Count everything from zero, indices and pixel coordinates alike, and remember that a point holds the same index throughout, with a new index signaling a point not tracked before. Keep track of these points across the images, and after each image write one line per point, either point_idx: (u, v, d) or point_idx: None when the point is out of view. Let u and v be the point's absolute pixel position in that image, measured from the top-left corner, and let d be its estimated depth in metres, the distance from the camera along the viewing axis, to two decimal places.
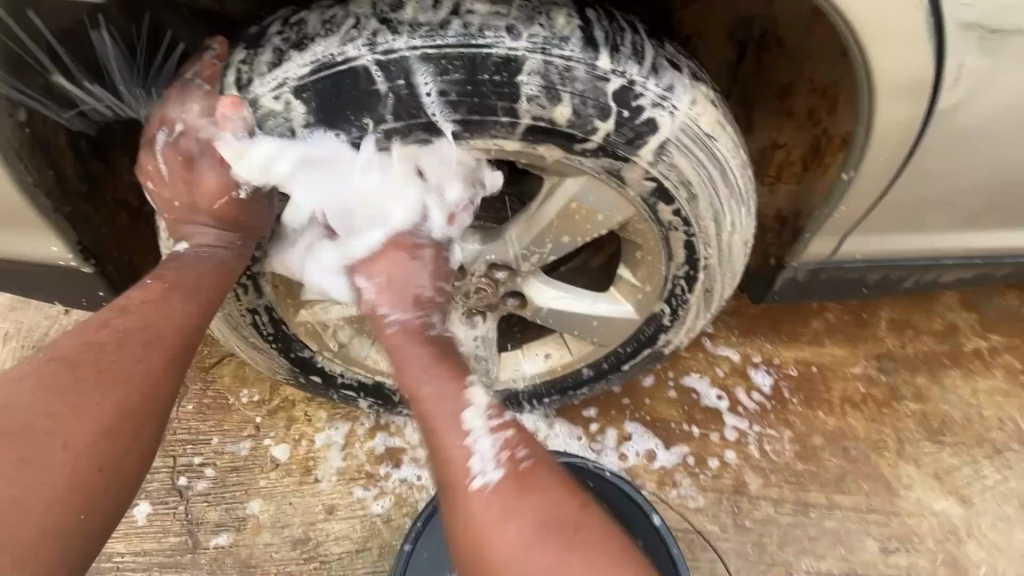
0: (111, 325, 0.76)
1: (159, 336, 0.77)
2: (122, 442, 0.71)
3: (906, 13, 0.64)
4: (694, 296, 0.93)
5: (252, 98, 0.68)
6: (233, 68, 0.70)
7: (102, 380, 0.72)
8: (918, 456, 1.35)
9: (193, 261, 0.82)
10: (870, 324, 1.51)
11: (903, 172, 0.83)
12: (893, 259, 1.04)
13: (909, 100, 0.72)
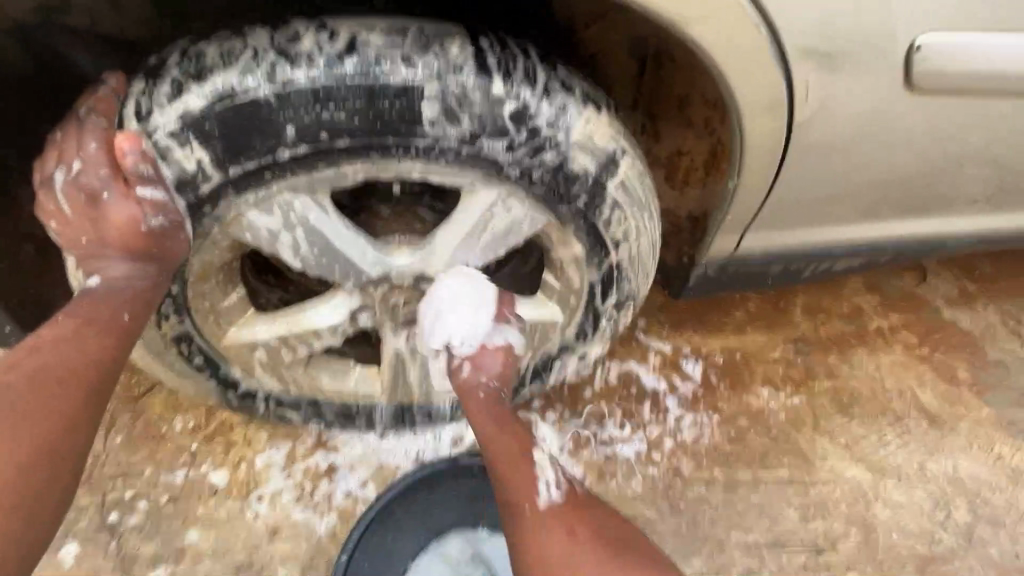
0: (15, 367, 0.72)
1: (73, 372, 0.74)
2: (30, 489, 0.67)
3: (750, 39, 0.75)
4: (613, 297, 0.99)
5: (151, 129, 0.69)
6: (132, 99, 0.70)
7: (5, 428, 0.68)
8: (831, 429, 1.48)
9: (108, 296, 0.80)
10: (786, 311, 1.64)
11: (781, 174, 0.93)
12: (791, 254, 1.14)
13: (770, 114, 0.83)
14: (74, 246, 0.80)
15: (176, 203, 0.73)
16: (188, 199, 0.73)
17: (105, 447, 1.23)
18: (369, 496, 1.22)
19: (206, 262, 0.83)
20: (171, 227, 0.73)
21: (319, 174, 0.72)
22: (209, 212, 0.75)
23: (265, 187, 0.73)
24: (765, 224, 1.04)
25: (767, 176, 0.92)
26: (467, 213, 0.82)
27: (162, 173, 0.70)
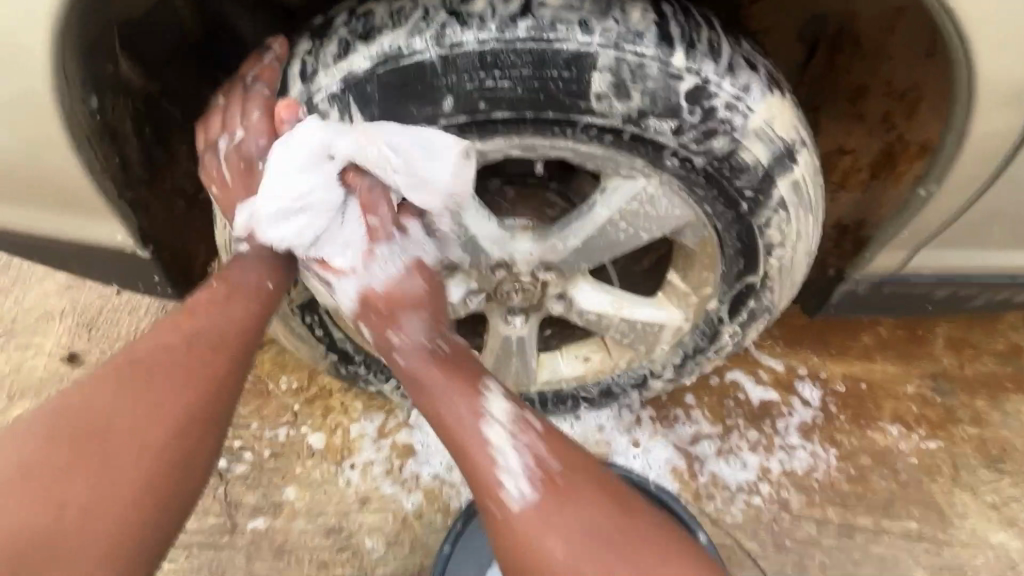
0: (176, 328, 0.78)
1: (222, 338, 0.79)
2: (182, 452, 0.72)
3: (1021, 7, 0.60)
4: (751, 307, 0.90)
5: (316, 90, 0.68)
6: (299, 59, 0.70)
7: (155, 396, 0.72)
8: (974, 484, 1.27)
9: (254, 262, 0.84)
10: (926, 342, 1.44)
11: (993, 184, 0.77)
12: (965, 276, 0.97)
13: (1009, 108, 0.68)
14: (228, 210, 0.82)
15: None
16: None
17: None
18: (456, 482, 1.21)
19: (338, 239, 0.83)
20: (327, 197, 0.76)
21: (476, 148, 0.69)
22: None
23: (412, 157, 0.71)
24: (943, 242, 0.89)
25: (975, 184, 0.77)
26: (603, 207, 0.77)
27: (314, 138, 0.71)
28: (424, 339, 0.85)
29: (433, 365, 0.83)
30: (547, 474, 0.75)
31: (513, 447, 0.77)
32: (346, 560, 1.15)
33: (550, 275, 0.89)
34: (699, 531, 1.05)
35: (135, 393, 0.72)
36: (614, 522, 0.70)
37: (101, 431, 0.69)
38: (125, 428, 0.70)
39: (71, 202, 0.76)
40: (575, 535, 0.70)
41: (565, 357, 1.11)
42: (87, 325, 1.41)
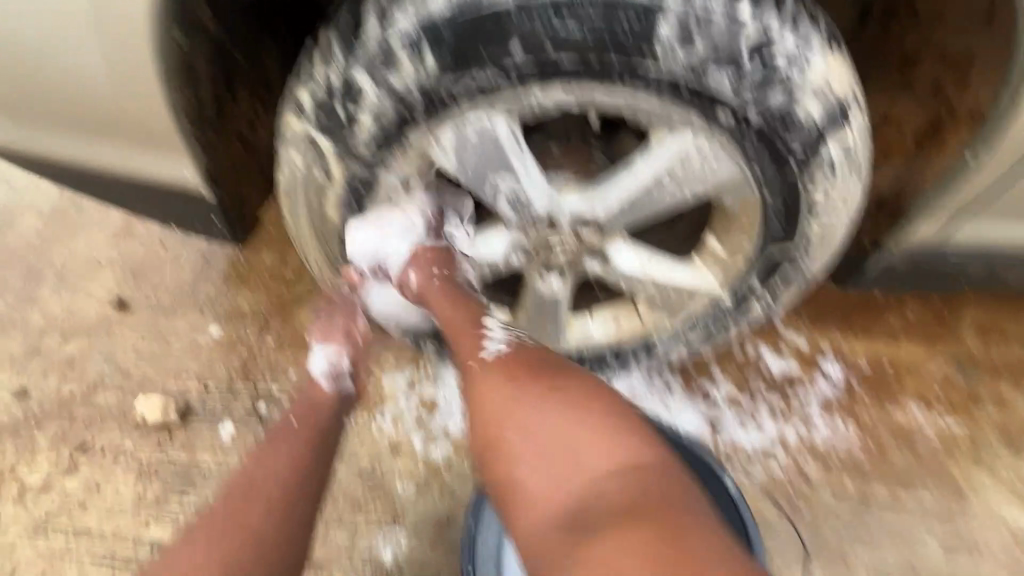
0: (275, 450, 0.91)
1: (314, 413, 0.98)
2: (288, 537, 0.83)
3: None
4: (786, 272, 0.92)
5: (390, 32, 0.69)
6: (374, 2, 0.71)
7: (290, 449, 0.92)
8: (993, 464, 1.29)
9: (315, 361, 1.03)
10: (954, 325, 1.44)
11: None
12: (1003, 251, 0.98)
13: None
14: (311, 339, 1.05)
15: (387, 111, 0.74)
16: (396, 108, 0.73)
17: (259, 345, 1.38)
18: None
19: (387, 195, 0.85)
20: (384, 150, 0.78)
21: (538, 95, 0.71)
22: (416, 125, 0.76)
23: (474, 102, 0.73)
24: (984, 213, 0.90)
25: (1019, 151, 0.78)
26: (647, 166, 0.79)
27: (382, 82, 0.72)
28: (429, 273, 0.93)
29: (444, 288, 0.92)
30: (518, 356, 0.84)
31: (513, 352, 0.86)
32: (379, 500, 1.20)
33: (591, 232, 0.92)
34: (726, 476, 1.08)
35: (269, 452, 0.91)
36: (580, 411, 0.77)
37: (229, 518, 0.81)
38: (255, 513, 0.82)
39: (147, 137, 0.81)
40: (541, 397, 0.79)
41: (594, 320, 1.12)
42: (133, 272, 1.48)
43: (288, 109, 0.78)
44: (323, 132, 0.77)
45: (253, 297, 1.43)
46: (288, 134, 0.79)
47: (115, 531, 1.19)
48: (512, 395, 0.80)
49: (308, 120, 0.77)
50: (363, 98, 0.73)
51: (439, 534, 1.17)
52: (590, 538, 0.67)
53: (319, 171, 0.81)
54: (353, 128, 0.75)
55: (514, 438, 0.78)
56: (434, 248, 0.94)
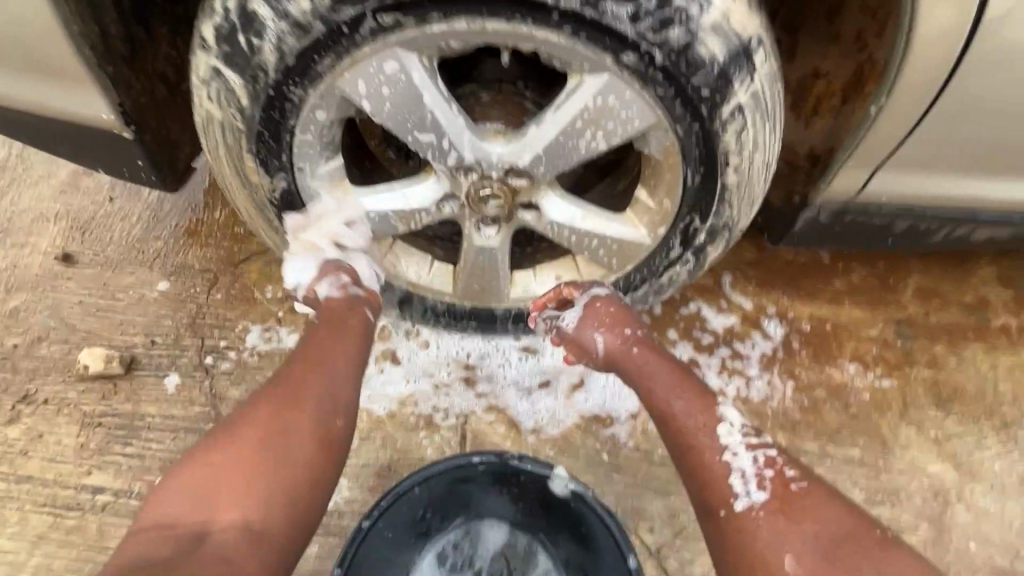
0: (289, 374, 0.81)
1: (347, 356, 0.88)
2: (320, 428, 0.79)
3: None
4: (708, 226, 0.93)
5: None
6: None
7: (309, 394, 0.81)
8: (920, 420, 1.34)
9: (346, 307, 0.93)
10: (895, 290, 1.48)
11: (947, 91, 0.81)
12: (924, 208, 1.00)
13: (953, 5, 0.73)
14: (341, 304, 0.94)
15: (288, 42, 0.74)
16: (297, 41, 0.74)
17: (207, 300, 1.37)
18: (427, 390, 1.25)
19: (306, 140, 0.85)
20: (304, 89, 0.79)
21: (438, 28, 0.74)
22: (321, 60, 0.76)
23: (381, 34, 0.74)
24: (901, 164, 0.93)
25: (929, 91, 0.81)
26: (567, 109, 0.81)
27: (284, 10, 0.72)
28: (618, 335, 0.99)
29: (647, 353, 0.97)
30: (634, 339, 0.98)
31: (745, 451, 0.84)
32: None
33: (522, 183, 0.93)
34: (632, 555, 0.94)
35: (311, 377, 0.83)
36: (703, 413, 0.89)
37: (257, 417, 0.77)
38: (287, 427, 0.76)
39: (52, 67, 0.82)
40: (775, 519, 0.78)
41: (537, 278, 1.10)
42: (81, 228, 1.45)
43: (197, 47, 0.79)
44: (229, 66, 0.78)
45: (203, 253, 1.43)
46: (198, 72, 0.80)
47: (57, 478, 1.20)
48: (643, 362, 0.96)
49: (212, 53, 0.77)
50: (263, 28, 0.74)
51: (379, 482, 1.18)
52: (761, 542, 0.76)
53: (232, 110, 0.81)
54: (260, 61, 0.76)
55: (671, 404, 0.90)
56: (614, 303, 1.01)
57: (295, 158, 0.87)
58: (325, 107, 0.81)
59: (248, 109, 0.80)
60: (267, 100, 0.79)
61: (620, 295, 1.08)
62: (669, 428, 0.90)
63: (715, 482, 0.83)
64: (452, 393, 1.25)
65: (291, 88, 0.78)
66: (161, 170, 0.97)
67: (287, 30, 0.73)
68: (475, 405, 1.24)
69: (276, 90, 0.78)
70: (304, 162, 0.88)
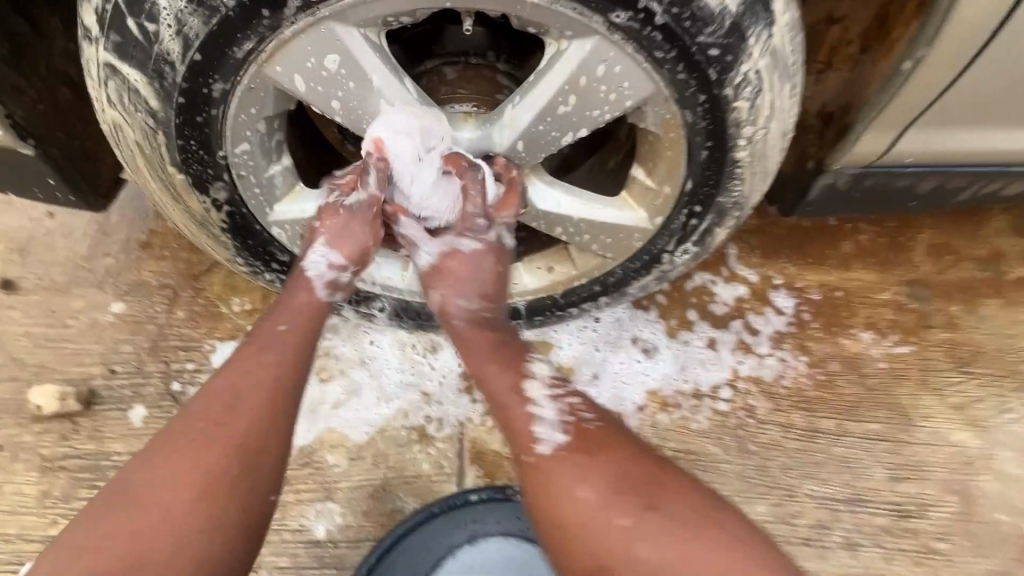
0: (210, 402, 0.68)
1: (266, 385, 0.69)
2: (244, 452, 0.66)
3: None
4: (718, 206, 0.82)
5: None
6: None
7: (220, 433, 0.67)
8: (941, 387, 1.27)
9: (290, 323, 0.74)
10: (907, 249, 1.38)
11: (1004, 31, 0.70)
12: (952, 164, 0.91)
13: None
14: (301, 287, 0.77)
15: (192, 25, 0.61)
16: (204, 22, 0.61)
17: (168, 319, 1.25)
18: (416, 401, 1.15)
19: (240, 142, 0.73)
20: (228, 82, 0.66)
21: None
22: (241, 45, 0.64)
23: (310, 7, 0.62)
24: (935, 120, 0.82)
25: (984, 31, 0.70)
26: (547, 84, 0.69)
27: None
28: (475, 291, 0.82)
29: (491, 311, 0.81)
30: (455, 273, 0.82)
31: (549, 400, 0.77)
32: (308, 477, 1.10)
33: (502, 170, 0.80)
34: None
35: (216, 413, 0.67)
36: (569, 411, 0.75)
37: (190, 442, 0.66)
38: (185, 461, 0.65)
39: None
40: (573, 455, 0.72)
41: (527, 269, 0.99)
42: (20, 249, 1.31)
43: (86, 40, 0.68)
44: (126, 60, 0.66)
45: (158, 268, 1.29)
46: (94, 71, 0.69)
47: (21, 531, 1.10)
48: (471, 336, 0.80)
49: (104, 46, 0.66)
50: (159, 11, 0.62)
51: (374, 505, 1.09)
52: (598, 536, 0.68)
53: (142, 114, 0.69)
54: (162, 50, 0.63)
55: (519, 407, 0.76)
56: (499, 265, 0.83)
57: (232, 166, 0.75)
58: (258, 101, 0.69)
59: (160, 111, 0.68)
60: (180, 98, 0.67)
61: (621, 290, 0.97)
62: (505, 408, 0.77)
63: (520, 433, 0.76)
64: (446, 402, 1.15)
65: (201, 81, 0.66)
66: (65, 181, 0.98)
67: (190, 11, 0.61)
68: (472, 412, 1.15)
69: (187, 86, 0.66)
70: (243, 170, 0.76)
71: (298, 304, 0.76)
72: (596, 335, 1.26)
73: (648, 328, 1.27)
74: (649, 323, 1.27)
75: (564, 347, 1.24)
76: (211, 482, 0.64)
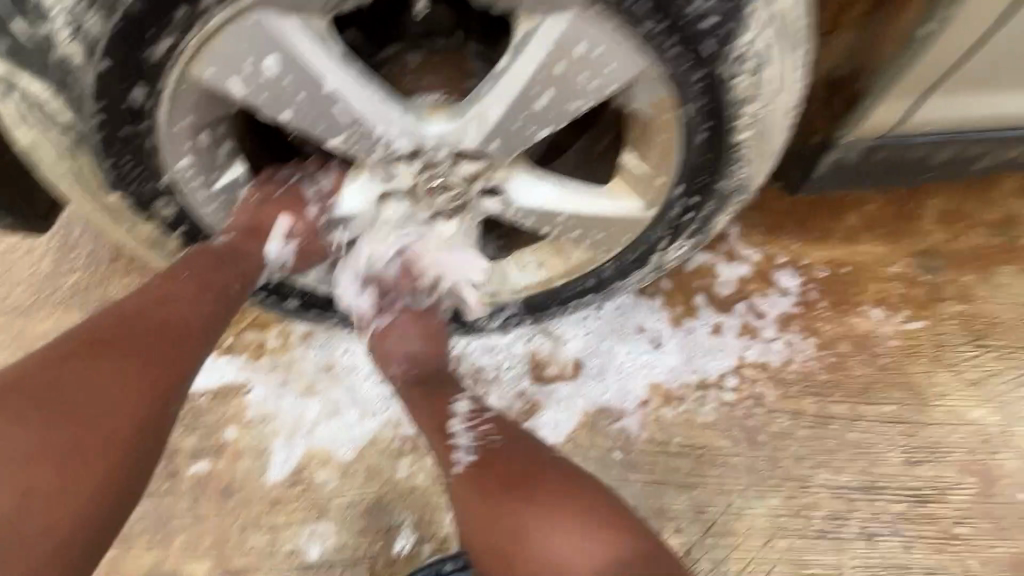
0: (117, 341, 0.67)
1: (187, 334, 0.72)
2: (152, 395, 0.67)
3: None
4: (718, 193, 0.74)
5: None
6: None
7: (126, 373, 0.66)
8: (956, 362, 1.21)
9: (224, 256, 0.78)
10: (916, 218, 1.31)
11: None
12: (971, 130, 0.84)
13: None
14: (241, 253, 0.80)
15: (90, 28, 0.58)
16: (104, 19, 0.57)
17: None
18: (407, 410, 1.09)
19: (173, 149, 0.69)
20: (155, 86, 0.62)
21: None
22: (156, 44, 0.59)
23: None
24: (957, 83, 0.75)
25: None
26: (521, 68, 0.62)
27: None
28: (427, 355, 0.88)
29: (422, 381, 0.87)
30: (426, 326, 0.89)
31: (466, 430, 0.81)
32: (298, 497, 1.05)
33: (478, 167, 0.74)
34: None
35: (138, 356, 0.68)
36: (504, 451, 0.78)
37: (99, 378, 0.65)
38: (88, 395, 0.63)
39: None
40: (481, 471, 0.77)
41: (516, 265, 0.91)
42: None
43: None
44: (25, 70, 0.62)
45: (126, 283, 1.21)
46: None
47: None
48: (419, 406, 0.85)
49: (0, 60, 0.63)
50: (51, 16, 0.58)
51: (369, 522, 1.04)
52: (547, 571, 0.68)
53: (58, 129, 0.66)
54: (64, 58, 0.60)
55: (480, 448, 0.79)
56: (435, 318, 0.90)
57: (175, 178, 0.72)
58: (196, 105, 0.66)
59: (76, 125, 0.65)
60: (94, 108, 0.63)
61: (618, 286, 0.90)
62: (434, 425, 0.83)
63: (434, 436, 0.83)
64: None
65: (116, 88, 0.62)
66: None
67: (88, 11, 0.57)
68: None
69: (98, 96, 0.62)
70: (184, 177, 0.72)
71: (245, 253, 0.80)
72: (600, 323, 1.19)
73: (652, 316, 1.20)
74: (653, 311, 1.21)
75: (568, 341, 1.18)
76: (126, 426, 0.64)
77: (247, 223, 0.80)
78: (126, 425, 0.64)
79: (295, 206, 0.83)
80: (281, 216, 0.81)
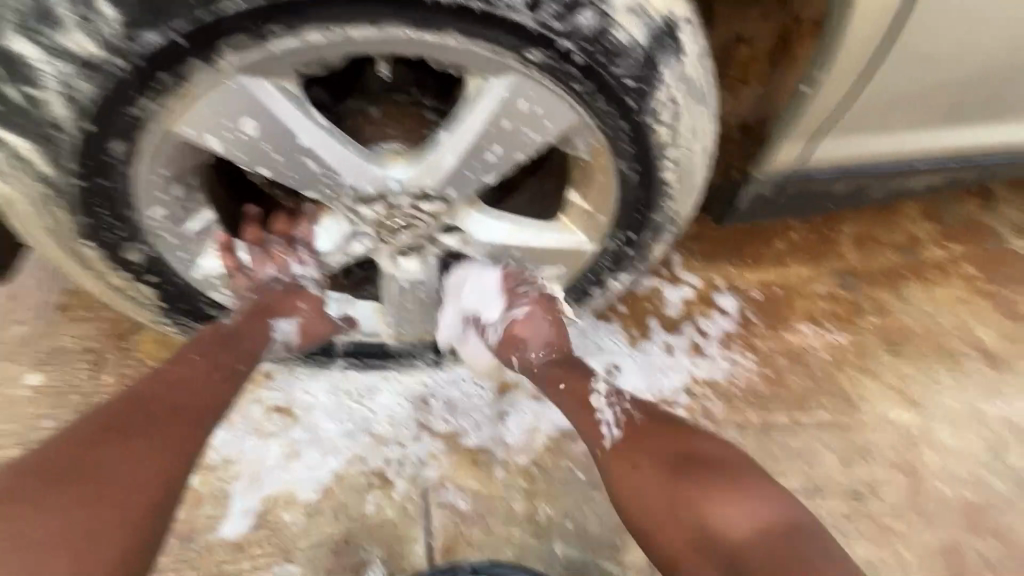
0: (145, 416, 0.74)
1: (203, 407, 0.78)
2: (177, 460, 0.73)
3: None
4: (651, 225, 0.84)
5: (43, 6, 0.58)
6: None
7: (151, 442, 0.72)
8: (877, 370, 1.34)
9: (234, 337, 0.86)
10: (833, 241, 1.46)
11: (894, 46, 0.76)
12: (862, 166, 0.98)
13: None
14: (253, 333, 0.87)
15: (78, 89, 0.62)
16: (92, 83, 0.61)
17: (96, 386, 1.16)
18: (374, 444, 1.11)
19: (146, 199, 0.73)
20: (133, 142, 0.67)
21: (277, 45, 0.63)
22: (136, 103, 0.64)
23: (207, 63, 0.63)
24: (843, 129, 0.89)
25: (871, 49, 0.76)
26: (471, 121, 0.71)
27: (57, 55, 0.60)
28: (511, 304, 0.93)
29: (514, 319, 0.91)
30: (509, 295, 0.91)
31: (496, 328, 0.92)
32: (264, 540, 1.04)
33: (438, 207, 0.80)
34: None
35: (163, 428, 0.74)
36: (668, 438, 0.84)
37: (130, 447, 0.70)
38: (120, 463, 0.69)
39: None
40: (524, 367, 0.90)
41: None
42: None
43: None
44: (7, 128, 0.65)
45: (78, 331, 1.19)
46: None
47: None
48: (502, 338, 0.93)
49: None
50: (39, 76, 0.61)
51: (338, 560, 1.03)
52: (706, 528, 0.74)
53: (34, 181, 0.68)
54: (47, 116, 0.63)
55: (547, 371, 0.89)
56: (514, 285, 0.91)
57: (148, 228, 0.76)
58: (168, 157, 0.70)
59: (55, 177, 0.68)
60: (74, 162, 0.67)
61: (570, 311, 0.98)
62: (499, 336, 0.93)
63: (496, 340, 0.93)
64: (406, 441, 1.11)
65: (94, 143, 0.66)
66: None
67: (74, 75, 0.61)
68: (433, 448, 1.11)
69: (78, 152, 0.66)
70: (156, 226, 0.76)
71: (257, 329, 0.88)
72: None
73: (608, 340, 1.28)
74: (608, 334, 1.29)
75: None
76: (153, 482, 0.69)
77: (253, 308, 0.88)
78: (156, 485, 0.70)
79: (297, 290, 0.91)
80: (286, 298, 0.90)
